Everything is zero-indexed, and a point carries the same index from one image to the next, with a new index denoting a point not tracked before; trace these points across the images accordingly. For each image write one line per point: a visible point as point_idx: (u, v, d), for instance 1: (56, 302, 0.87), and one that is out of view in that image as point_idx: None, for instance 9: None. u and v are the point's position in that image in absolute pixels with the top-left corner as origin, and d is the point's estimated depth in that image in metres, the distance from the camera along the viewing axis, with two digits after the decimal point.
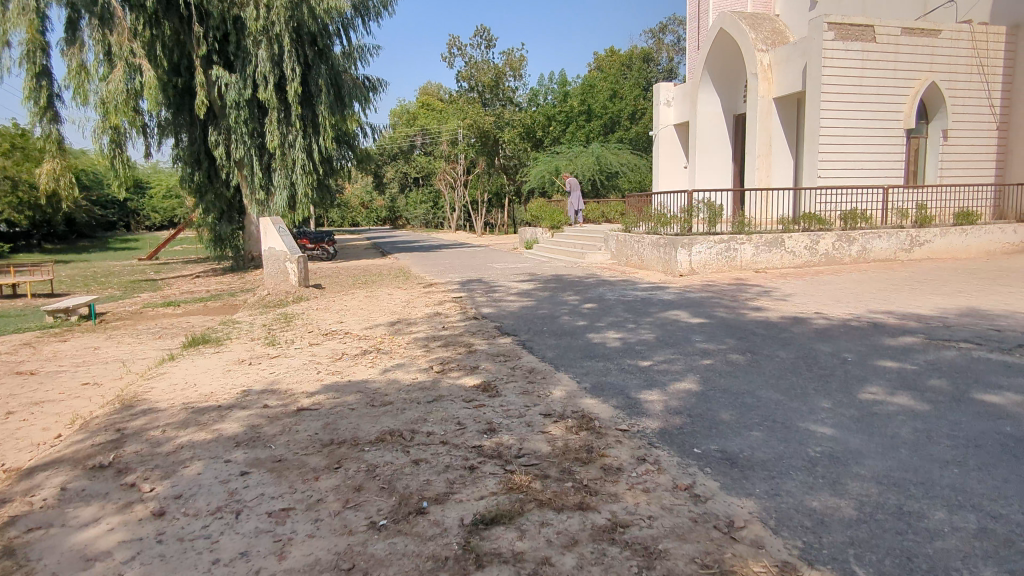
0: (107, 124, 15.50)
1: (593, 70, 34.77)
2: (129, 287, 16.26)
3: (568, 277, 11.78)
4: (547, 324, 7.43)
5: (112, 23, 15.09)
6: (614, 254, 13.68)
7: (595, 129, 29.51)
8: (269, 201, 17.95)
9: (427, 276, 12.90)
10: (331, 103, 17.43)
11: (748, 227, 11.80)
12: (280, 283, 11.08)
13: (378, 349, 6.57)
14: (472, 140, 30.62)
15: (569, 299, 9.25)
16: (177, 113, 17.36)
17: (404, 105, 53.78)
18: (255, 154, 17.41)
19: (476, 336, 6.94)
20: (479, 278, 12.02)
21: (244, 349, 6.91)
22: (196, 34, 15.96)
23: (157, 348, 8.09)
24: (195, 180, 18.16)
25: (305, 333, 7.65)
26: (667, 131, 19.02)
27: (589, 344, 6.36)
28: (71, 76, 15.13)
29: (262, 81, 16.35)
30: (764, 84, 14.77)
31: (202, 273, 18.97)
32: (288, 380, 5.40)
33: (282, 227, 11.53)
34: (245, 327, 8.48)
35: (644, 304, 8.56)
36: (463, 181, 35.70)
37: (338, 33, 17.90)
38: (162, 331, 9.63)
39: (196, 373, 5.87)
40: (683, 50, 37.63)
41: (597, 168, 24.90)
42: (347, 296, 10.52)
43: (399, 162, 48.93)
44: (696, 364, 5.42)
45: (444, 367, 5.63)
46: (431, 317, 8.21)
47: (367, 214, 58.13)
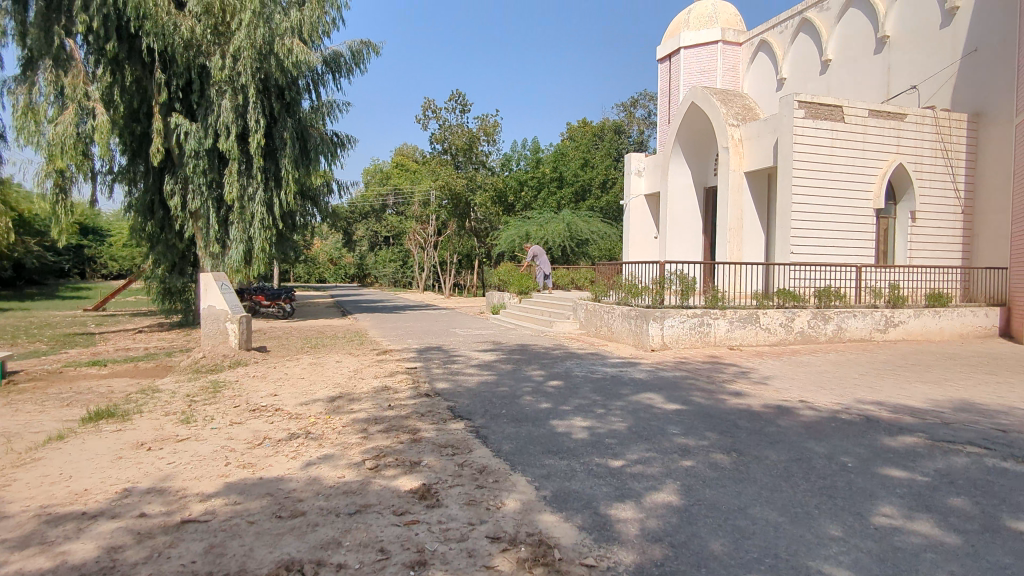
0: (52, 167, 14.54)
1: (566, 138, 35.27)
2: (59, 342, 14.88)
3: (534, 347, 11.05)
4: (507, 406, 6.63)
5: (68, 64, 14.44)
6: (583, 324, 13.02)
7: (566, 196, 29.89)
8: (223, 255, 16.97)
9: (384, 341, 12.03)
10: (295, 157, 16.93)
11: (722, 301, 11.26)
12: (217, 345, 10.05)
13: (307, 434, 5.65)
14: (444, 203, 30.30)
15: (534, 375, 8.47)
16: (132, 160, 16.50)
17: (378, 164, 53.84)
18: (212, 205, 16.58)
19: (424, 419, 6.09)
20: (438, 346, 11.19)
21: (150, 428, 5.90)
22: (158, 80, 15.33)
23: (55, 420, 6.98)
24: (146, 230, 17.08)
25: (230, 409, 6.68)
26: (638, 201, 18.86)
27: (552, 434, 5.56)
28: (17, 116, 14.27)
29: (224, 131, 15.74)
30: (735, 157, 14.70)
31: (146, 328, 17.66)
32: (185, 476, 4.45)
33: (225, 283, 10.61)
34: (164, 397, 7.46)
35: (615, 384, 7.82)
36: (433, 242, 35.29)
37: (308, 89, 17.63)
38: (73, 397, 8.47)
39: (76, 462, 4.85)
40: (653, 124, 38.59)
41: (568, 235, 24.70)
42: (291, 363, 9.56)
43: (370, 221, 48.52)
44: (675, 466, 4.66)
45: (380, 462, 4.76)
46: (378, 392, 7.32)
47: (335, 270, 57.15)
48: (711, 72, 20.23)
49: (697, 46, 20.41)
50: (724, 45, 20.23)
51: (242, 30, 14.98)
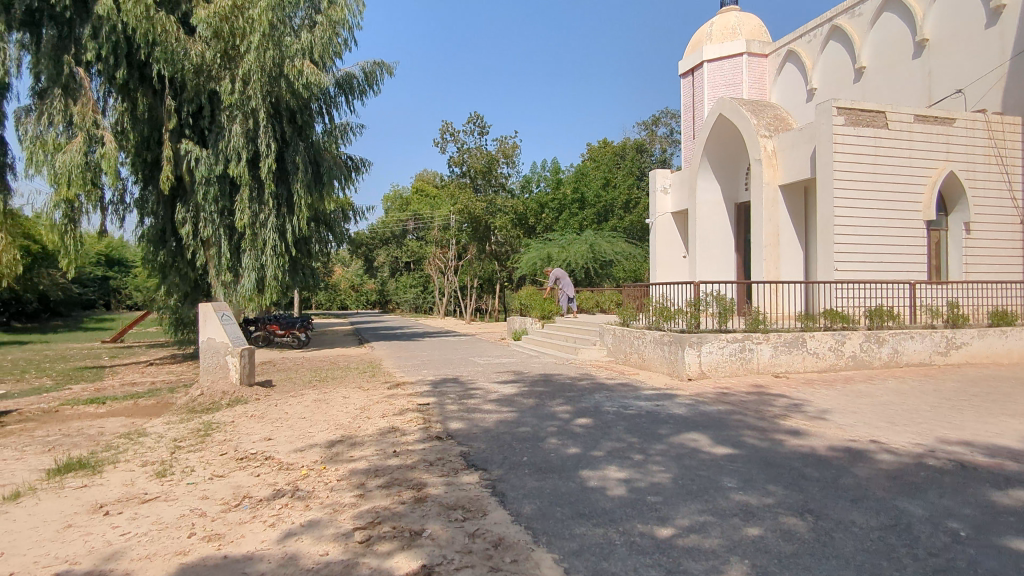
0: (60, 198, 14.14)
1: (586, 159, 34.58)
2: (67, 377, 14.30)
3: (558, 378, 10.13)
4: (529, 451, 5.76)
5: (78, 93, 14.17)
6: (610, 351, 12.07)
7: (588, 217, 28.90)
8: (235, 284, 16.44)
9: (397, 372, 11.24)
10: (308, 181, 16.46)
11: (763, 324, 10.23)
12: (217, 381, 9.31)
13: (294, 490, 4.83)
14: (464, 226, 29.72)
15: (559, 411, 7.57)
16: (144, 188, 16.05)
17: (397, 190, 53.74)
18: (224, 233, 16.09)
19: (433, 469, 5.24)
20: (455, 377, 10.34)
21: (118, 484, 5.14)
22: (168, 106, 14.97)
23: (26, 471, 6.24)
24: (158, 259, 16.54)
25: (215, 457, 5.90)
26: (663, 219, 17.95)
27: (583, 490, 4.68)
28: (26, 147, 13.95)
29: (235, 156, 15.33)
30: (769, 170, 13.71)
31: (158, 360, 17.05)
32: (134, 557, 3.66)
33: (227, 313, 9.94)
34: (148, 442, 6.71)
35: (652, 422, 6.89)
36: (453, 267, 34.76)
37: (321, 112, 17.28)
38: (56, 441, 7.73)
39: (15, 534, 4.09)
40: (676, 142, 37.79)
41: (591, 257, 23.84)
42: (295, 399, 8.77)
43: (391, 246, 48.34)
44: (738, 538, 3.74)
45: (373, 532, 3.92)
46: (383, 434, 6.49)
47: (357, 297, 56.89)
48: (736, 85, 19.41)
49: (720, 60, 19.65)
50: (750, 56, 19.38)
51: (252, 53, 14.63)
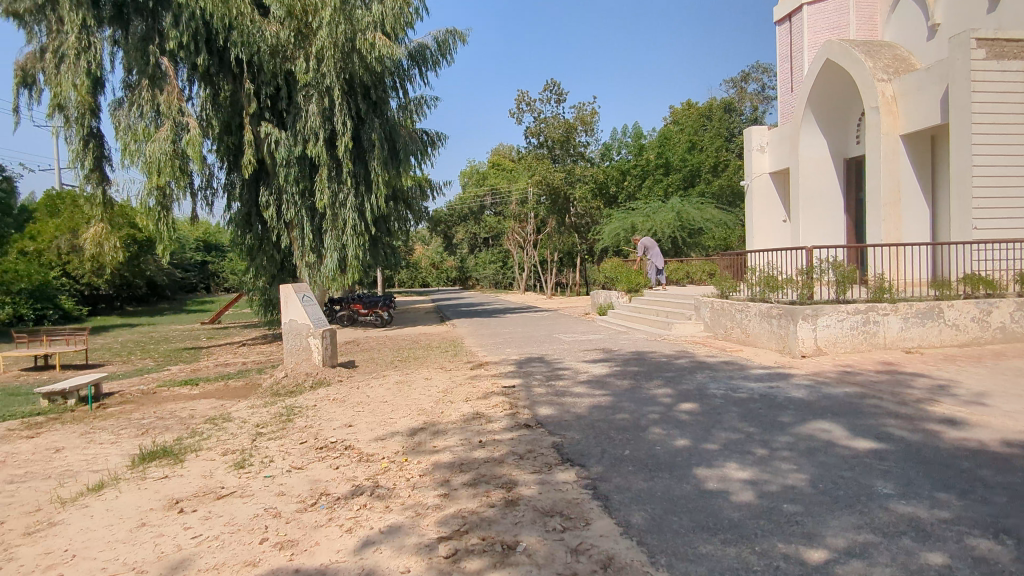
0: (152, 185, 14.55)
1: (669, 123, 32.72)
2: (168, 358, 14.91)
3: (653, 356, 9.34)
4: (630, 444, 5.08)
5: (163, 82, 14.49)
6: (708, 326, 11.09)
7: (674, 182, 26.93)
8: (319, 264, 16.51)
9: (481, 351, 10.81)
10: (384, 158, 16.27)
11: (890, 293, 8.96)
12: (301, 363, 9.19)
13: (374, 487, 4.39)
14: (543, 199, 28.95)
15: (659, 394, 6.82)
16: (230, 172, 16.35)
17: (474, 165, 53.55)
18: (306, 214, 16.17)
19: (524, 465, 4.67)
20: (541, 356, 9.75)
21: (196, 476, 4.90)
22: (247, 90, 15.07)
23: (118, 457, 6.22)
24: (246, 243, 16.87)
25: (294, 446, 5.60)
26: (760, 180, 16.48)
27: (702, 494, 3.95)
28: (120, 138, 14.44)
29: (313, 136, 15.30)
30: (888, 119, 12.04)
31: (250, 341, 17.57)
32: (202, 567, 3.31)
33: (308, 294, 9.77)
34: (231, 429, 6.55)
35: (769, 407, 6.01)
36: (533, 240, 34.24)
37: (395, 87, 17.00)
38: (150, 424, 7.80)
39: (90, 533, 3.86)
40: (767, 98, 35.10)
41: (679, 225, 22.54)
42: (377, 381, 8.47)
43: (469, 223, 48.42)
44: (918, 569, 2.92)
45: (460, 545, 3.39)
46: (468, 421, 6.00)
47: (438, 274, 57.55)
48: (839, 28, 17.08)
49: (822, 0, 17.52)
50: None
51: (324, 29, 14.39)
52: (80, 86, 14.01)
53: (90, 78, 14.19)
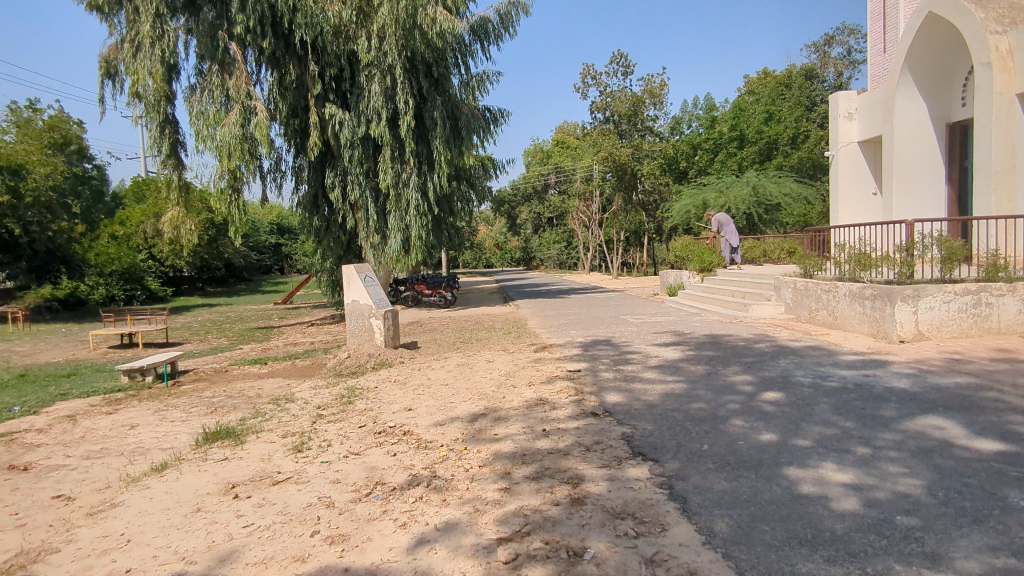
0: (224, 169, 14.88)
1: (744, 93, 31.01)
2: (242, 337, 15.37)
3: (730, 339, 8.71)
4: (709, 437, 4.61)
5: (232, 66, 14.75)
6: (789, 307, 10.31)
7: (750, 156, 25.86)
8: (384, 245, 16.55)
9: (545, 333, 10.48)
10: (446, 136, 16.07)
11: (1007, 272, 7.95)
12: (363, 344, 9.12)
13: (431, 477, 4.14)
14: (609, 177, 28.13)
15: (738, 381, 6.28)
16: (297, 155, 16.58)
17: (538, 143, 52.91)
18: (371, 195, 16.22)
19: (591, 458, 4.30)
20: (608, 339, 9.31)
21: (255, 459, 4.81)
22: (312, 71, 15.13)
23: (186, 436, 6.29)
24: (313, 225, 17.10)
25: (353, 430, 5.44)
26: (847, 150, 15.21)
27: (798, 499, 3.46)
28: (193, 123, 14.82)
29: (376, 116, 15.24)
30: (1003, 76, 10.64)
31: (319, 321, 17.93)
32: (251, 560, 3.14)
33: (370, 275, 9.68)
34: (293, 410, 6.50)
35: (867, 399, 5.37)
36: (598, 219, 33.50)
37: (457, 63, 16.72)
38: (219, 403, 7.92)
39: (147, 517, 3.79)
40: (853, 63, 32.66)
41: (754, 201, 21.35)
42: (438, 363, 8.29)
43: (533, 202, 48.06)
44: None
45: (521, 549, 3.07)
46: (532, 408, 5.68)
47: (502, 255, 57.52)
48: None
49: None
50: None
51: (385, 6, 14.22)
52: (154, 73, 14.45)
53: (165, 66, 14.62)
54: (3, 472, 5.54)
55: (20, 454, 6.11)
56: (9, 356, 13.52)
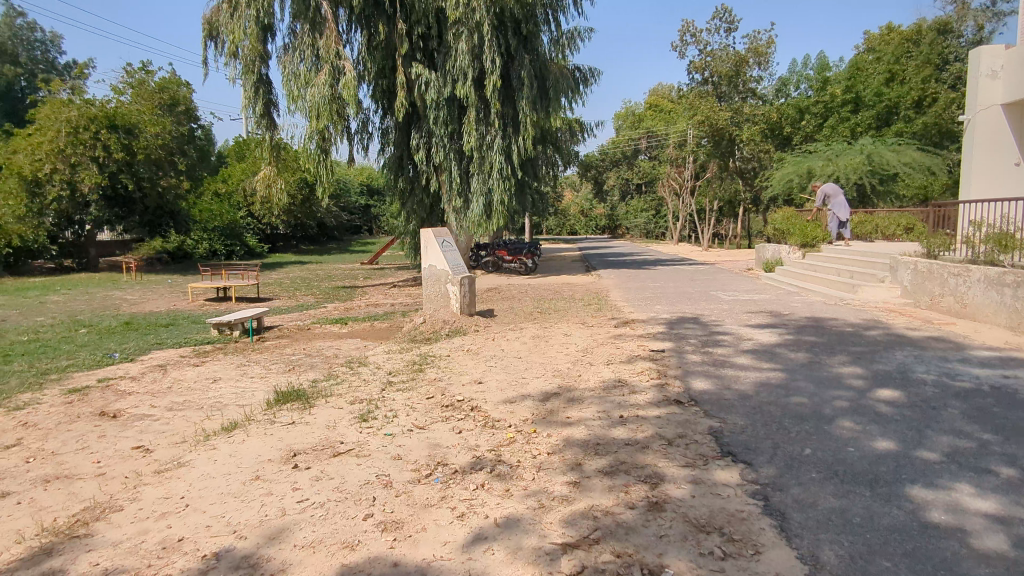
0: (313, 129, 15.05)
1: (863, 52, 28.19)
2: (328, 295, 15.80)
3: (836, 324, 7.85)
4: (812, 440, 4.02)
5: (323, 26, 14.81)
6: (906, 291, 9.20)
7: (866, 121, 23.59)
8: (466, 209, 16.34)
9: (628, 307, 9.94)
10: (534, 97, 15.54)
11: None
12: (439, 310, 8.98)
13: (496, 462, 3.84)
14: (704, 142, 26.58)
15: (846, 375, 5.55)
16: (384, 116, 16.57)
17: (631, 106, 50.99)
18: (455, 157, 16.00)
19: (673, 454, 3.85)
20: (696, 317, 8.67)
21: (320, 426, 4.70)
22: (400, 30, 14.94)
23: (261, 394, 6.35)
24: (398, 186, 17.15)
25: (420, 401, 5.24)
26: (987, 114, 13.37)
27: (927, 530, 2.88)
28: (285, 84, 15.05)
29: (462, 76, 14.90)
30: None
31: (401, 283, 18.13)
32: (300, 542, 2.96)
33: (448, 240, 9.46)
34: (363, 375, 6.41)
35: (1010, 407, 4.55)
36: (690, 187, 31.92)
37: (547, 20, 16.10)
38: (297, 361, 8.03)
39: (209, 481, 3.72)
40: (997, 15, 28.78)
41: (868, 170, 19.44)
42: (513, 334, 7.99)
43: (622, 168, 46.62)
44: None
45: (588, 561, 2.70)
46: (609, 390, 5.26)
47: (586, 222, 56.40)
48: None
49: None
50: None
51: None
52: (250, 33, 14.77)
53: (260, 26, 14.92)
54: (95, 418, 5.80)
55: (112, 400, 6.38)
56: (119, 304, 14.53)
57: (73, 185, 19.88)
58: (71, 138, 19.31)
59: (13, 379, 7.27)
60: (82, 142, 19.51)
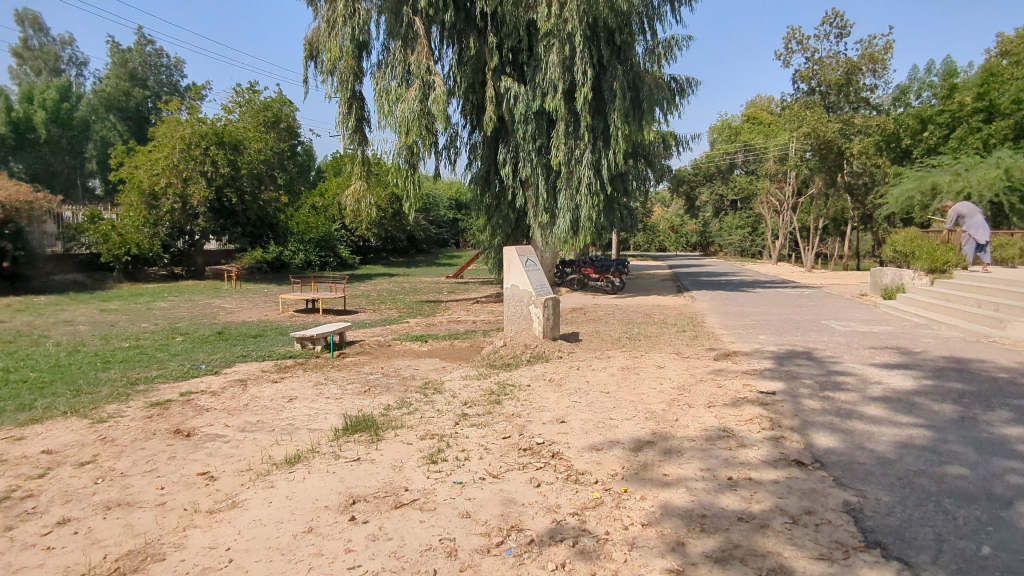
0: (402, 144, 15.05)
1: (996, 55, 25.35)
2: (410, 309, 15.74)
3: (987, 369, 6.61)
4: (988, 533, 3.12)
5: (414, 42, 14.83)
6: None
7: (1001, 131, 20.55)
8: (552, 225, 15.81)
9: (728, 336, 9.01)
10: (626, 110, 14.90)
11: None
12: (520, 333, 8.49)
13: (580, 533, 3.23)
14: (808, 155, 24.77)
15: (1015, 439, 4.48)
16: (472, 130, 16.40)
17: (727, 119, 48.88)
18: (542, 173, 15.54)
19: (802, 539, 3.09)
20: (810, 352, 7.64)
21: (386, 466, 4.27)
22: (490, 44, 14.73)
23: (331, 419, 6.06)
24: (484, 201, 16.89)
25: (495, 442, 4.71)
26: None
27: None
28: (377, 100, 15.18)
29: (552, 89, 14.45)
30: None
31: (483, 299, 17.85)
32: None
33: (531, 258, 8.96)
34: (438, 404, 5.97)
35: None
36: (792, 204, 29.91)
37: (642, 31, 15.49)
38: (373, 381, 7.76)
39: (259, 530, 3.36)
40: None
41: (1006, 186, 17.22)
42: (600, 364, 7.34)
43: (716, 183, 44.78)
44: None
45: None
46: (713, 442, 4.50)
47: (676, 239, 54.40)
48: None
49: None
50: None
51: None
52: (347, 50, 15.02)
53: (355, 44, 15.16)
54: (170, 436, 5.70)
55: (188, 417, 6.29)
56: (217, 313, 15.10)
57: (185, 198, 21.23)
58: (184, 154, 20.69)
59: (105, 388, 7.42)
60: (194, 158, 20.85)
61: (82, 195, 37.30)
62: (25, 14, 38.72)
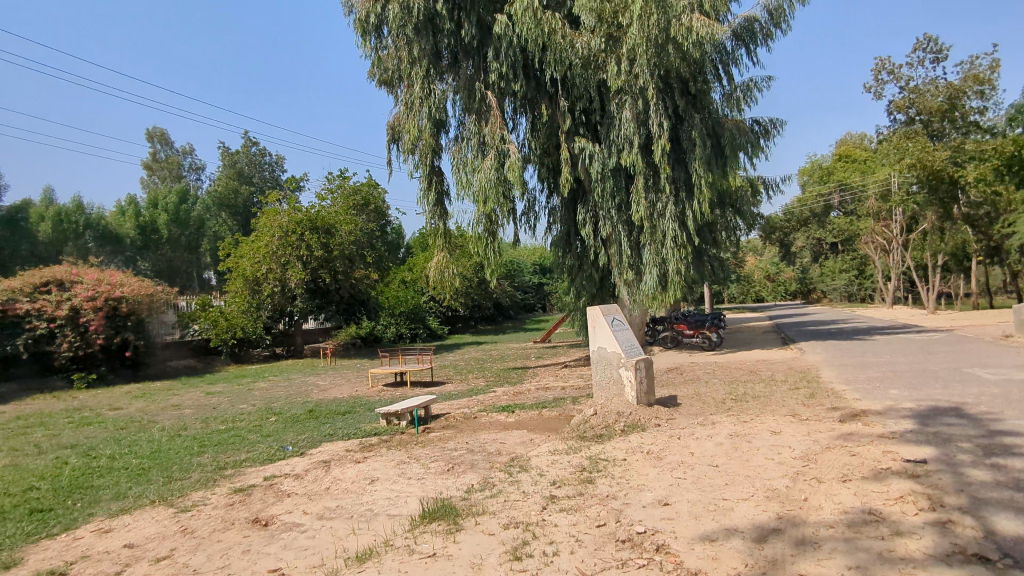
0: (481, 213, 15.12)
1: None
2: (498, 377, 15.38)
3: None
4: None
5: (487, 114, 15.07)
6: None
7: None
8: (638, 282, 15.18)
9: (852, 393, 7.88)
10: (707, 157, 14.36)
11: None
12: (612, 399, 7.82)
13: None
14: (915, 188, 22.94)
15: None
16: (550, 194, 16.28)
17: (817, 160, 46.80)
18: (624, 230, 15.07)
19: None
20: (958, 407, 6.45)
21: (464, 564, 3.75)
22: (562, 107, 14.75)
23: (411, 504, 5.62)
24: (566, 263, 16.51)
25: (589, 532, 4.08)
26: None
27: None
28: (455, 172, 15.44)
29: (628, 144, 14.18)
30: None
31: (572, 363, 17.23)
32: None
33: (618, 318, 8.39)
34: (524, 485, 5.40)
35: None
36: (902, 241, 27.58)
37: (717, 78, 15.11)
38: (457, 458, 7.30)
39: None
40: None
41: None
42: (705, 431, 6.51)
43: (812, 227, 42.42)
44: None
45: None
46: (858, 530, 3.65)
47: (774, 288, 51.57)
48: None
49: None
50: None
51: (636, 25, 13.08)
52: (425, 129, 15.50)
53: (432, 122, 15.62)
54: (248, 526, 5.46)
55: (269, 503, 6.06)
56: (311, 390, 15.36)
57: (284, 282, 22.43)
58: (282, 241, 22.04)
59: (195, 474, 7.40)
60: (291, 243, 22.28)
61: (198, 287, 40.44)
62: (154, 131, 43.95)
